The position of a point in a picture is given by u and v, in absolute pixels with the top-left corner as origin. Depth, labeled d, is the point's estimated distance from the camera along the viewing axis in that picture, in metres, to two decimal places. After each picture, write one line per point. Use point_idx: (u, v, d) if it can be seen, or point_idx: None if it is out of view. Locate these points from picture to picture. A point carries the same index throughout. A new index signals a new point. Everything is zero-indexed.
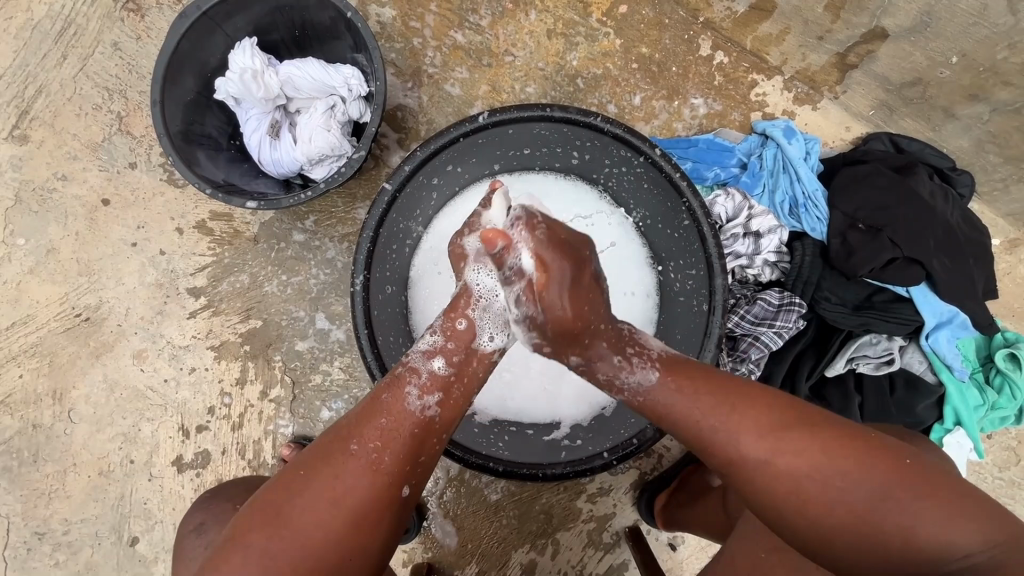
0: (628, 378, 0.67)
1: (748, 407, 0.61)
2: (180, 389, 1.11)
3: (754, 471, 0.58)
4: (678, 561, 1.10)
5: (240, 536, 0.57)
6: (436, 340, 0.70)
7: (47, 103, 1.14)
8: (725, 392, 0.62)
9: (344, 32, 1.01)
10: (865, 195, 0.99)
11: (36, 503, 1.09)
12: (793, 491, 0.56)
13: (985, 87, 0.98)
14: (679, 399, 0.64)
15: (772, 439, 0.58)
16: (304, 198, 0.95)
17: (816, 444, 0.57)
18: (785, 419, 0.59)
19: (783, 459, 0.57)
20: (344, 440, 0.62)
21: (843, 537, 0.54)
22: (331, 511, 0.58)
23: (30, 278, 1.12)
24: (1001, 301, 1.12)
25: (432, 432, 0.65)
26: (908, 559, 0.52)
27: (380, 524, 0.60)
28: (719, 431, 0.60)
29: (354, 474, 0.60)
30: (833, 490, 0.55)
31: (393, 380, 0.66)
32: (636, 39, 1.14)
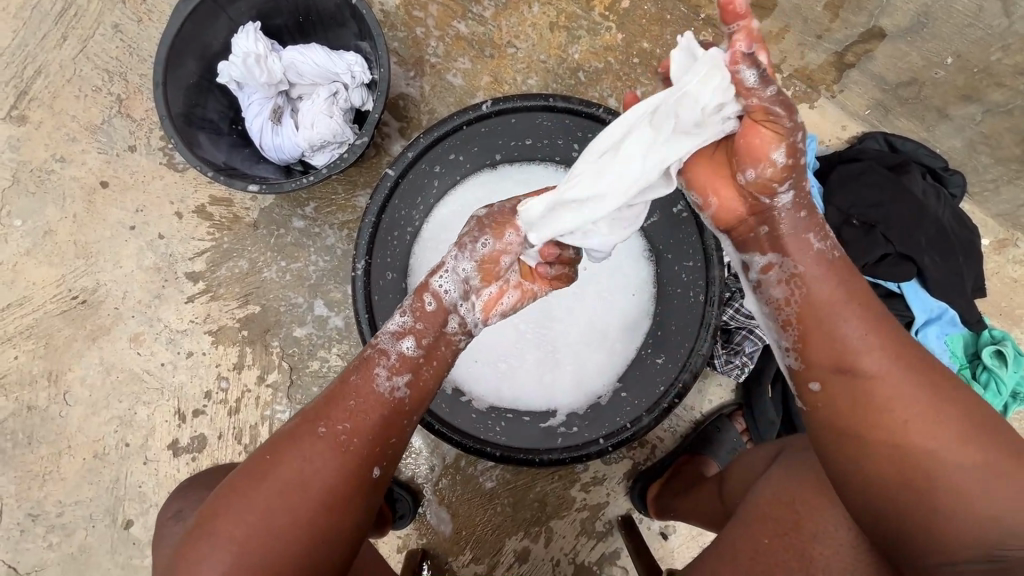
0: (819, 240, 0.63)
1: (890, 336, 0.58)
2: (177, 372, 1.11)
3: (879, 377, 0.56)
4: (669, 550, 1.12)
5: (212, 520, 0.58)
6: (406, 321, 0.68)
7: (46, 84, 1.13)
8: (878, 318, 0.59)
9: (349, 19, 1.01)
10: (860, 192, 1.00)
11: (30, 485, 1.09)
12: (908, 413, 0.55)
13: (978, 88, 0.99)
14: (835, 288, 0.61)
15: (901, 370, 0.56)
16: (306, 183, 0.95)
17: (945, 398, 0.55)
18: (922, 365, 0.57)
19: (904, 389, 0.56)
20: (313, 422, 0.62)
21: (918, 475, 0.53)
22: (301, 491, 0.58)
23: (26, 259, 1.12)
24: (989, 300, 1.14)
25: (402, 412, 0.65)
26: (974, 523, 0.51)
27: (352, 501, 0.61)
28: (853, 335, 0.58)
29: (322, 454, 0.60)
30: (936, 442, 0.53)
31: (362, 362, 0.66)
32: (637, 34, 1.15)
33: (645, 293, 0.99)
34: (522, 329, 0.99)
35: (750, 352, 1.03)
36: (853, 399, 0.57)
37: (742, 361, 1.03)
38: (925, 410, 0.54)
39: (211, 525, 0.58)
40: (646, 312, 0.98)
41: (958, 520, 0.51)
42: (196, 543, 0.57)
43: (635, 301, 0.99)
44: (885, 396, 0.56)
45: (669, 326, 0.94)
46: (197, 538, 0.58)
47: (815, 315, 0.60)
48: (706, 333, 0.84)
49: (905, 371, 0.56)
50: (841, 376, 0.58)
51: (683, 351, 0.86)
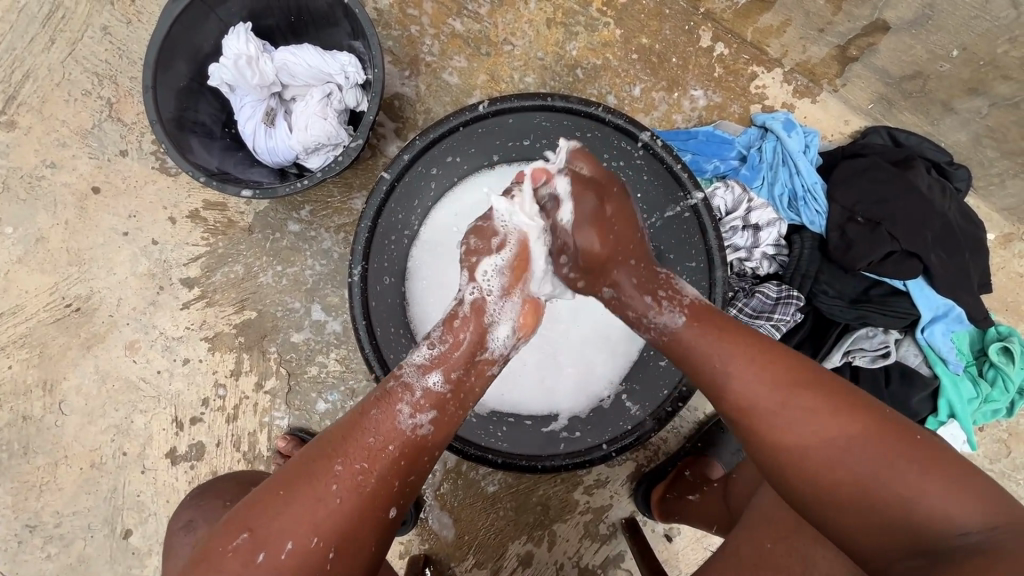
0: (656, 318, 0.69)
1: (763, 356, 0.62)
2: (174, 380, 1.10)
3: (763, 418, 0.59)
4: (674, 551, 1.11)
5: (217, 557, 0.56)
6: (435, 351, 0.68)
7: (34, 88, 1.11)
8: (749, 339, 0.64)
9: (341, 18, 0.99)
10: (864, 188, 0.99)
11: (27, 495, 1.08)
12: (800, 439, 0.57)
13: (985, 81, 0.98)
14: (699, 342, 0.66)
15: (786, 392, 0.59)
16: (301, 187, 0.93)
17: (838, 401, 0.57)
18: (808, 374, 0.60)
19: (794, 412, 0.58)
20: (327, 459, 0.60)
21: (836, 491, 0.55)
22: (311, 535, 0.57)
23: (18, 268, 1.10)
24: (995, 295, 1.13)
25: (424, 449, 0.65)
26: (899, 515, 0.52)
27: (362, 547, 0.60)
28: (731, 363, 0.62)
29: (337, 497, 0.59)
30: (833, 446, 0.55)
31: (385, 395, 0.65)
32: (636, 29, 1.13)
33: None
34: None
35: None
36: (756, 429, 0.60)
37: None
38: (813, 422, 0.57)
39: (218, 563, 0.56)
40: None
41: (888, 525, 0.52)
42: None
43: None
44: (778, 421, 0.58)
45: None
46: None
47: (705, 346, 0.65)
48: None
49: (786, 388, 0.59)
50: (737, 416, 0.61)
51: None
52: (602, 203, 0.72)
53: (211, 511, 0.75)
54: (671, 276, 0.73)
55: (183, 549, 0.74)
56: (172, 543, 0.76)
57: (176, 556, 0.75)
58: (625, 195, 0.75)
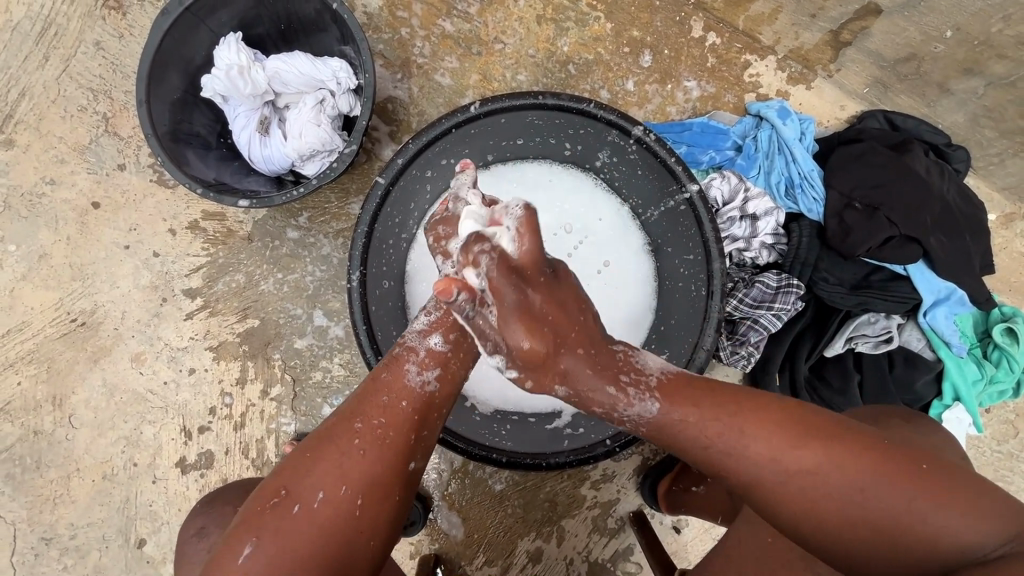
0: (627, 411, 0.63)
1: (759, 422, 0.59)
2: (180, 391, 1.11)
3: (772, 491, 0.57)
4: (682, 543, 1.11)
5: (253, 519, 0.56)
6: (433, 317, 0.67)
7: (30, 106, 1.12)
8: (730, 410, 0.60)
9: (329, 23, 0.99)
10: (861, 174, 0.99)
11: (42, 509, 1.09)
12: (812, 504, 0.56)
13: (980, 61, 0.97)
14: (684, 428, 0.61)
15: (793, 458, 0.56)
16: (297, 195, 0.94)
17: (839, 455, 0.56)
18: (805, 429, 0.58)
19: (802, 477, 0.56)
20: (347, 420, 0.61)
21: (865, 544, 0.54)
22: (340, 485, 0.58)
23: (23, 284, 1.11)
24: (998, 276, 1.12)
25: (434, 406, 0.64)
26: (922, 551, 0.53)
27: (389, 496, 0.60)
28: (735, 445, 0.59)
29: (360, 449, 0.59)
30: (854, 501, 0.54)
31: (392, 359, 0.65)
32: (627, 22, 1.12)
33: (648, 288, 0.96)
34: None
35: (755, 342, 0.99)
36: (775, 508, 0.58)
37: (748, 351, 0.99)
38: (827, 485, 0.55)
39: (255, 522, 0.56)
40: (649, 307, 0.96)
41: (917, 563, 0.53)
42: (237, 541, 0.56)
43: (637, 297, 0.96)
44: (792, 496, 0.56)
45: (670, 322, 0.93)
46: (240, 537, 0.56)
47: (692, 429, 0.61)
48: (710, 327, 0.84)
49: (791, 446, 0.57)
50: (747, 492, 0.59)
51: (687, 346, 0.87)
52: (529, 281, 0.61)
53: (220, 518, 0.75)
54: (629, 350, 0.66)
55: (194, 556, 0.75)
56: (184, 552, 0.76)
57: (190, 561, 0.75)
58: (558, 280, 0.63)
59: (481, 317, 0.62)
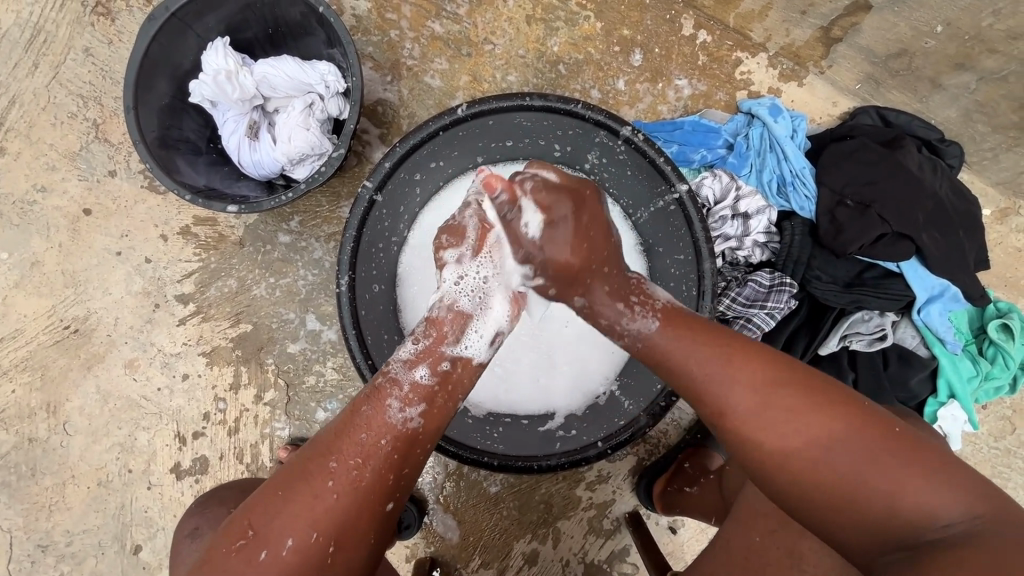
0: (628, 325, 0.67)
1: (743, 360, 0.60)
2: (174, 396, 1.11)
3: (740, 421, 0.58)
4: (678, 543, 1.11)
5: (221, 558, 0.57)
6: (421, 346, 0.67)
7: (21, 113, 1.12)
8: (720, 346, 0.62)
9: (317, 27, 0.99)
10: (853, 171, 0.98)
11: (38, 516, 1.09)
12: (779, 444, 0.56)
13: (971, 55, 0.96)
14: (675, 346, 0.64)
15: (767, 393, 0.57)
16: (286, 200, 0.93)
17: (811, 399, 0.56)
18: (788, 372, 0.59)
19: (774, 414, 0.57)
20: (322, 458, 0.60)
21: (821, 495, 0.54)
22: (310, 531, 0.57)
23: (16, 292, 1.11)
24: (993, 272, 1.11)
25: (417, 443, 0.64)
26: (880, 512, 0.52)
27: (363, 537, 0.60)
28: (710, 374, 0.61)
29: (334, 493, 0.59)
30: (818, 448, 0.54)
31: (374, 392, 0.64)
32: (616, 21, 1.12)
33: None
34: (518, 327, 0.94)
35: (749, 342, 0.99)
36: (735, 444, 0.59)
37: None
38: (793, 433, 0.56)
39: (221, 564, 0.56)
40: None
41: (874, 523, 0.52)
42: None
43: None
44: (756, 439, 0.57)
45: None
46: None
47: (675, 356, 0.64)
48: None
49: (767, 391, 0.58)
50: (716, 417, 0.60)
51: None
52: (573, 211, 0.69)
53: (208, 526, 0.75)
54: (642, 282, 0.71)
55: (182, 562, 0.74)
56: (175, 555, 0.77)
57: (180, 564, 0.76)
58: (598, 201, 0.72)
59: (516, 217, 0.69)
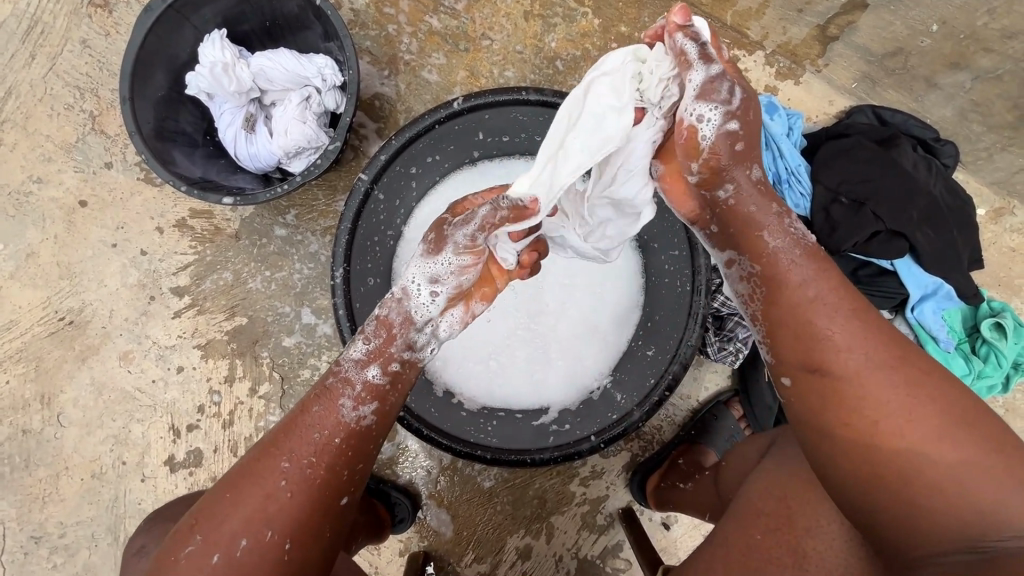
0: (782, 232, 0.61)
1: (863, 316, 0.57)
2: (169, 389, 1.11)
3: (846, 373, 0.55)
4: (672, 539, 1.11)
5: (173, 563, 0.57)
6: (372, 345, 0.66)
7: (17, 104, 1.12)
8: (851, 299, 0.58)
9: (314, 20, 0.99)
10: (848, 169, 0.98)
11: (31, 507, 1.09)
12: (880, 405, 0.53)
13: (966, 54, 0.97)
14: (796, 280, 0.59)
15: (882, 355, 0.55)
16: (282, 192, 0.93)
17: (924, 377, 0.53)
18: (904, 346, 0.56)
19: (885, 375, 0.54)
20: (274, 457, 0.60)
21: (905, 472, 0.51)
22: (263, 530, 0.57)
23: (11, 283, 1.11)
24: (987, 271, 1.12)
25: (370, 440, 0.64)
26: (959, 506, 0.48)
27: (319, 535, 0.60)
28: (829, 325, 0.56)
29: (287, 491, 0.59)
30: (917, 421, 0.51)
31: (325, 391, 0.64)
32: (614, 18, 1.12)
33: (634, 283, 0.97)
34: (516, 321, 0.96)
35: (743, 338, 1.02)
36: (825, 402, 0.55)
37: (736, 347, 1.02)
38: (902, 407, 0.52)
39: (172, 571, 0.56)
40: (635, 303, 0.96)
41: (952, 517, 0.48)
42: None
43: (624, 292, 0.96)
44: (859, 396, 0.54)
45: (655, 317, 0.93)
46: None
47: (790, 295, 0.59)
48: (694, 324, 0.84)
49: (887, 360, 0.54)
50: (819, 365, 0.56)
51: (672, 343, 0.86)
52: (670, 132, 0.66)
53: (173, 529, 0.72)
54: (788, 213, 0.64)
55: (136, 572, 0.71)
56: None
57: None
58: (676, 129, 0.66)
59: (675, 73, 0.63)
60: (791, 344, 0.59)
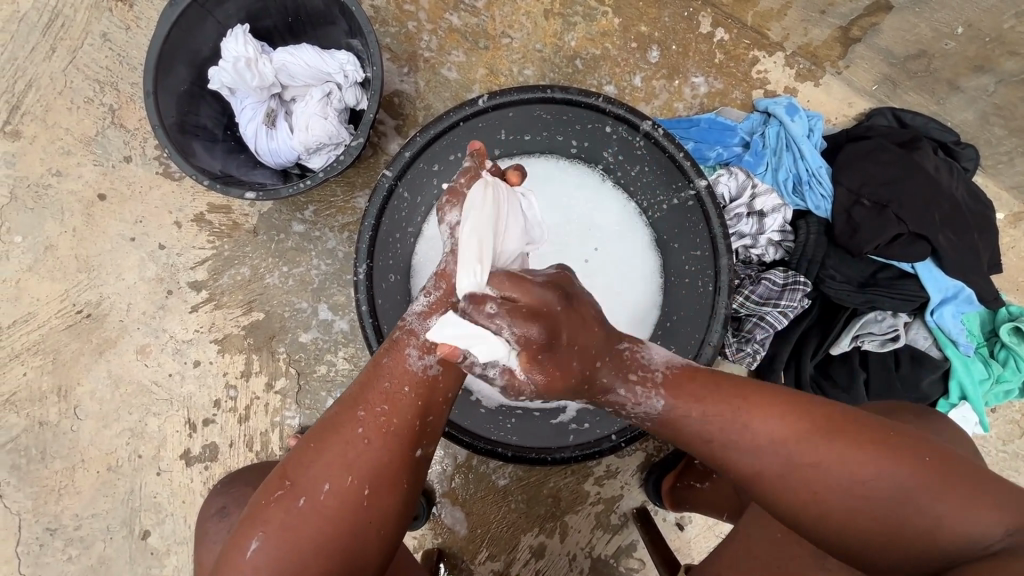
0: (635, 410, 0.64)
1: (761, 409, 0.60)
2: (185, 382, 1.11)
3: (772, 483, 0.58)
4: (686, 540, 1.11)
5: (259, 511, 0.58)
6: (432, 298, 0.66)
7: (38, 97, 1.12)
8: (741, 394, 0.61)
9: (338, 16, 0.99)
10: (870, 171, 0.98)
11: (47, 499, 1.10)
12: (818, 495, 0.56)
13: (991, 57, 0.97)
14: (693, 416, 0.62)
15: (793, 447, 0.57)
16: (304, 187, 0.93)
17: (841, 443, 0.56)
18: (805, 414, 0.59)
19: (808, 465, 0.57)
20: (350, 408, 0.61)
21: (874, 538, 0.54)
22: (346, 475, 0.58)
23: (29, 276, 1.11)
24: (1005, 276, 1.11)
25: (438, 389, 0.63)
26: (926, 545, 0.53)
27: (396, 484, 0.60)
28: (743, 434, 0.59)
29: (364, 438, 0.60)
30: (859, 488, 0.55)
31: (392, 343, 0.64)
32: (634, 17, 1.12)
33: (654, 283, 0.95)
34: None
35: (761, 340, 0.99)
36: (780, 497, 0.58)
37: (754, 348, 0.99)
38: (837, 464, 0.56)
39: (261, 516, 0.58)
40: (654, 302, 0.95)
41: (921, 556, 0.53)
42: (245, 535, 0.57)
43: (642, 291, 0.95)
44: (799, 493, 0.57)
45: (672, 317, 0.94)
46: (247, 531, 0.58)
47: (698, 422, 0.62)
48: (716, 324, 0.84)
49: (790, 443, 0.58)
50: (746, 481, 0.60)
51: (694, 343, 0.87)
52: (555, 337, 0.58)
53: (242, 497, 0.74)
54: (634, 348, 0.66)
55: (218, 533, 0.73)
56: (202, 537, 0.75)
57: (208, 546, 0.73)
58: (573, 306, 0.61)
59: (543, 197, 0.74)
60: (717, 466, 0.62)
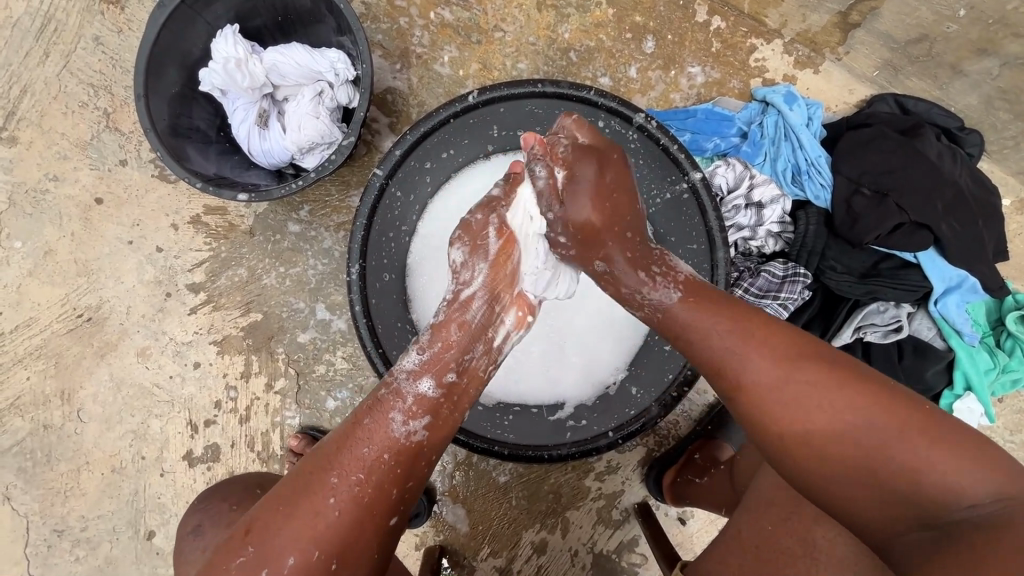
0: (651, 294, 0.70)
1: (759, 333, 0.61)
2: (186, 384, 1.12)
3: (759, 394, 0.58)
4: (688, 535, 1.11)
5: None
6: (424, 356, 0.69)
7: (33, 103, 1.12)
8: (742, 315, 0.63)
9: (327, 14, 0.98)
10: (870, 159, 0.96)
11: (53, 501, 1.11)
12: (795, 419, 0.55)
13: (994, 40, 0.95)
14: (697, 316, 0.65)
15: (783, 367, 0.57)
16: (296, 187, 0.92)
17: (831, 375, 0.55)
18: (802, 347, 0.59)
19: (791, 386, 0.56)
20: (324, 472, 0.60)
21: (841, 467, 0.52)
22: (311, 547, 0.57)
23: (30, 280, 1.12)
24: (1011, 263, 1.09)
25: (420, 456, 0.64)
26: (902, 491, 0.50)
27: (366, 552, 0.60)
28: (739, 345, 0.60)
29: (336, 509, 0.58)
30: (837, 421, 0.53)
31: (376, 405, 0.65)
32: (629, 8, 1.10)
33: None
34: None
35: None
36: (759, 419, 0.58)
37: None
38: (822, 396, 0.55)
39: None
40: None
41: (896, 502, 0.50)
42: None
43: None
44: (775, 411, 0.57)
45: None
46: None
47: (704, 337, 0.63)
48: None
49: (781, 365, 0.58)
50: (733, 392, 0.60)
51: None
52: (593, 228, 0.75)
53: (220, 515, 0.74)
54: (665, 253, 0.73)
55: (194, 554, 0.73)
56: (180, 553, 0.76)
57: (187, 560, 0.74)
58: (620, 179, 0.76)
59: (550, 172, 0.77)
60: (709, 375, 0.63)
